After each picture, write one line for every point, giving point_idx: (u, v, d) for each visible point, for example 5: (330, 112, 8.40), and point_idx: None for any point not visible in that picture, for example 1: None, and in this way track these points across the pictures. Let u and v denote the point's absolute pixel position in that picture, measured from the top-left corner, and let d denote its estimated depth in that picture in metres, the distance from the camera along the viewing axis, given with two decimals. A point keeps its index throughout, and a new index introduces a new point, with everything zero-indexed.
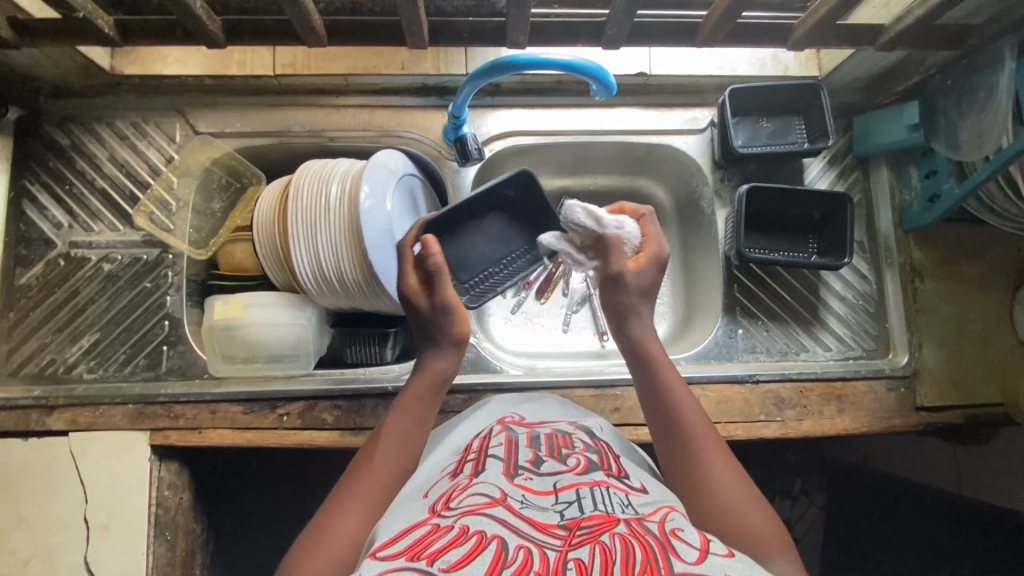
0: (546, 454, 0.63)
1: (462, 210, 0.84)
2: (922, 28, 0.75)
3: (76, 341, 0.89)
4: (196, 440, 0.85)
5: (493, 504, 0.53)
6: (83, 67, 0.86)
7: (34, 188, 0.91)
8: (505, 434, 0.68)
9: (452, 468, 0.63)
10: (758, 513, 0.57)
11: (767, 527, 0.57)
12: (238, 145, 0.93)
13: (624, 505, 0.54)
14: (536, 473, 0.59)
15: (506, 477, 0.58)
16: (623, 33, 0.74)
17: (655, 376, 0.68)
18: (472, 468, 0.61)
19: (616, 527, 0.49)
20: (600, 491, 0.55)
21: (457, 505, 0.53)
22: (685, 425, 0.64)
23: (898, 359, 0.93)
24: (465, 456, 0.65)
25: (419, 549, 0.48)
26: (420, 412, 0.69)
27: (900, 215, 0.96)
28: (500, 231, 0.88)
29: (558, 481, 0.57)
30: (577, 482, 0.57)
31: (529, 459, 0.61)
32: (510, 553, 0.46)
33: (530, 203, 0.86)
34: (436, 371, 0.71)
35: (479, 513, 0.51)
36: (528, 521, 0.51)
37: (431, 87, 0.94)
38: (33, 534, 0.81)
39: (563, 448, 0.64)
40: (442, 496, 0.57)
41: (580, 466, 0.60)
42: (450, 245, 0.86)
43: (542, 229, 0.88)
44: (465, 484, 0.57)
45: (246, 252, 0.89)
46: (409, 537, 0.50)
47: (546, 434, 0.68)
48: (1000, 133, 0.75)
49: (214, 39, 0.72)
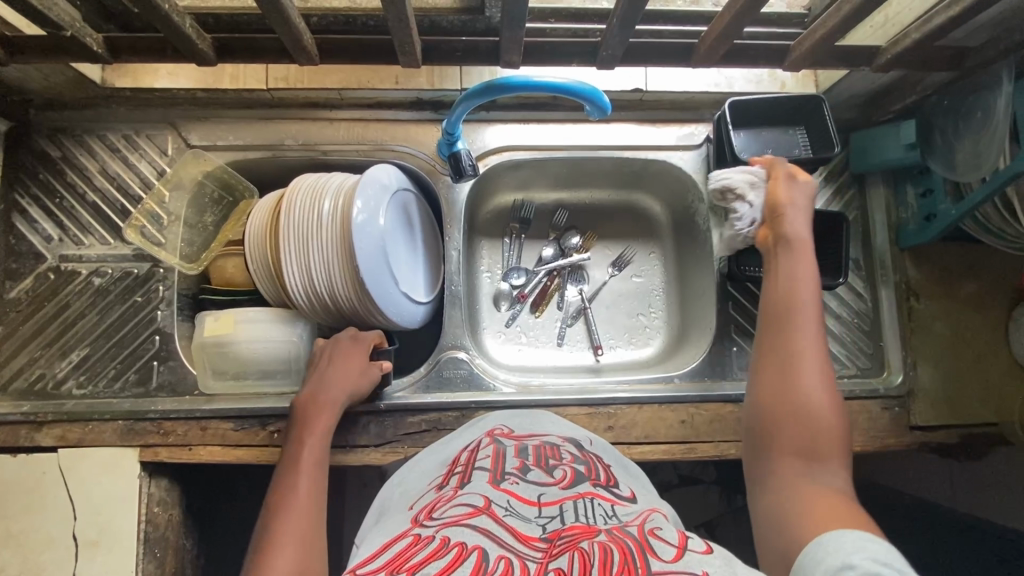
0: (533, 463, 0.62)
1: (769, 109, 0.91)
2: (919, 50, 0.74)
3: (65, 356, 0.88)
4: (186, 457, 0.84)
5: (477, 514, 0.52)
6: (73, 81, 0.85)
7: (25, 201, 0.90)
8: (493, 446, 0.67)
9: (439, 482, 0.63)
10: (828, 415, 0.62)
11: (831, 431, 0.61)
12: (231, 158, 0.92)
13: (608, 515, 0.53)
14: (523, 479, 0.59)
15: (491, 484, 0.57)
16: (618, 54, 0.74)
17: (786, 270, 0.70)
18: (458, 481, 0.60)
19: (596, 536, 0.49)
20: (584, 503, 0.55)
21: (439, 515, 0.53)
22: (796, 328, 0.66)
23: (892, 378, 0.93)
24: (452, 469, 0.65)
25: (400, 562, 0.47)
26: (319, 446, 0.76)
27: (896, 234, 0.95)
28: (776, 143, 0.93)
29: (543, 494, 0.56)
30: (562, 495, 0.56)
31: (516, 467, 0.61)
32: (491, 564, 0.46)
33: (814, 123, 0.91)
34: (327, 404, 0.79)
35: (461, 525, 0.51)
36: (511, 531, 0.50)
37: (425, 101, 0.93)
38: (21, 552, 0.80)
39: (550, 459, 0.64)
40: (427, 507, 0.57)
41: (566, 479, 0.59)
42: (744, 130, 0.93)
43: (819, 149, 0.90)
44: (450, 496, 0.57)
45: (237, 266, 0.88)
46: (390, 550, 0.50)
47: (533, 446, 0.67)
48: (997, 155, 0.74)
49: (204, 57, 0.72)
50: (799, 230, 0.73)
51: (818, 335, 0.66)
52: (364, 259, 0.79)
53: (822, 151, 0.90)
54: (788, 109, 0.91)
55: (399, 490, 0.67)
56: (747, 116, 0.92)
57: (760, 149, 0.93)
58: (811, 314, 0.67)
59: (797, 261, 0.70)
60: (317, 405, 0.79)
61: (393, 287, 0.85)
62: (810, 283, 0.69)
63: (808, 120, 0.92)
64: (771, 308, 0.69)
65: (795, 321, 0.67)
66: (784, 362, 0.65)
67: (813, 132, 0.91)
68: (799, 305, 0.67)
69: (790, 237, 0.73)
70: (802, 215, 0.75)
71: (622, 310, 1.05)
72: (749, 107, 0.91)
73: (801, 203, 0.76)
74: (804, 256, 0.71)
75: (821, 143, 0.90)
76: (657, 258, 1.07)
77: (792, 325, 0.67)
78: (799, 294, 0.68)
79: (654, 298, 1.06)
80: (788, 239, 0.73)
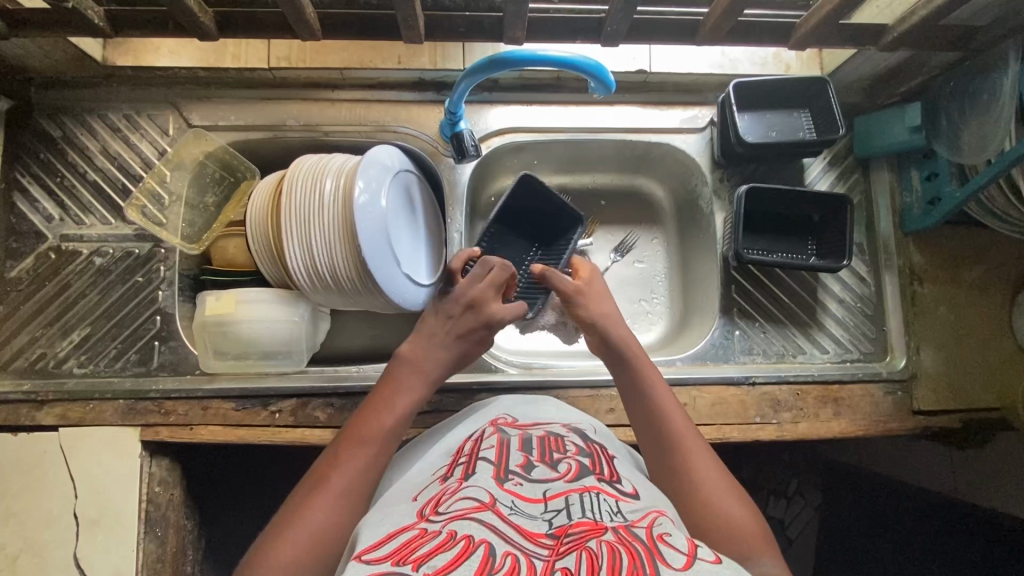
0: (537, 458, 0.62)
1: (774, 90, 0.90)
2: (928, 28, 0.74)
3: (66, 336, 0.88)
4: (187, 436, 0.84)
5: (483, 509, 0.52)
6: (74, 58, 0.84)
7: (26, 180, 0.90)
8: (496, 437, 0.67)
9: (442, 471, 0.63)
10: (739, 516, 0.58)
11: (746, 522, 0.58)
12: (232, 139, 0.92)
13: (613, 512, 0.53)
14: (526, 479, 0.58)
15: (496, 482, 0.57)
16: (623, 30, 0.73)
17: (635, 377, 0.72)
18: (462, 472, 0.60)
19: (604, 535, 0.49)
20: (590, 498, 0.55)
21: (445, 510, 0.53)
22: (668, 428, 0.66)
23: (896, 362, 0.92)
24: (456, 459, 0.64)
25: (406, 553, 0.47)
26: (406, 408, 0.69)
27: (900, 218, 0.95)
28: (781, 125, 0.92)
29: (548, 489, 0.56)
30: (567, 489, 0.56)
31: (520, 464, 0.60)
32: (497, 559, 0.46)
33: (819, 104, 0.91)
34: (419, 367, 0.72)
35: (468, 519, 0.51)
36: (517, 528, 0.50)
37: (428, 81, 0.93)
38: (22, 530, 0.80)
39: (555, 452, 0.63)
40: (431, 499, 0.56)
41: (570, 472, 0.59)
42: (747, 112, 0.92)
43: (824, 130, 0.90)
44: (454, 489, 0.57)
45: (239, 247, 0.87)
46: (396, 540, 0.49)
47: (538, 437, 0.67)
48: (1003, 135, 0.73)
49: (206, 30, 0.71)
50: (626, 338, 0.76)
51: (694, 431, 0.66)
52: (365, 237, 0.79)
53: (827, 135, 0.89)
54: (794, 92, 0.91)
55: (399, 479, 0.67)
56: (752, 99, 0.92)
57: (764, 131, 0.92)
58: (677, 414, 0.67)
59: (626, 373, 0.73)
60: (413, 367, 0.72)
61: (394, 268, 0.84)
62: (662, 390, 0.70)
63: (811, 101, 0.91)
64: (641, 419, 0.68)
65: (663, 428, 0.66)
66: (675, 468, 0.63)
67: (818, 113, 0.91)
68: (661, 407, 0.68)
69: (615, 346, 0.75)
70: (615, 327, 0.77)
71: (623, 295, 1.04)
72: (755, 88, 0.90)
73: (612, 314, 0.79)
74: (642, 362, 0.73)
75: (826, 125, 0.90)
76: (659, 243, 1.07)
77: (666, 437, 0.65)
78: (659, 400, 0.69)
79: (657, 283, 1.05)
80: (614, 350, 0.75)
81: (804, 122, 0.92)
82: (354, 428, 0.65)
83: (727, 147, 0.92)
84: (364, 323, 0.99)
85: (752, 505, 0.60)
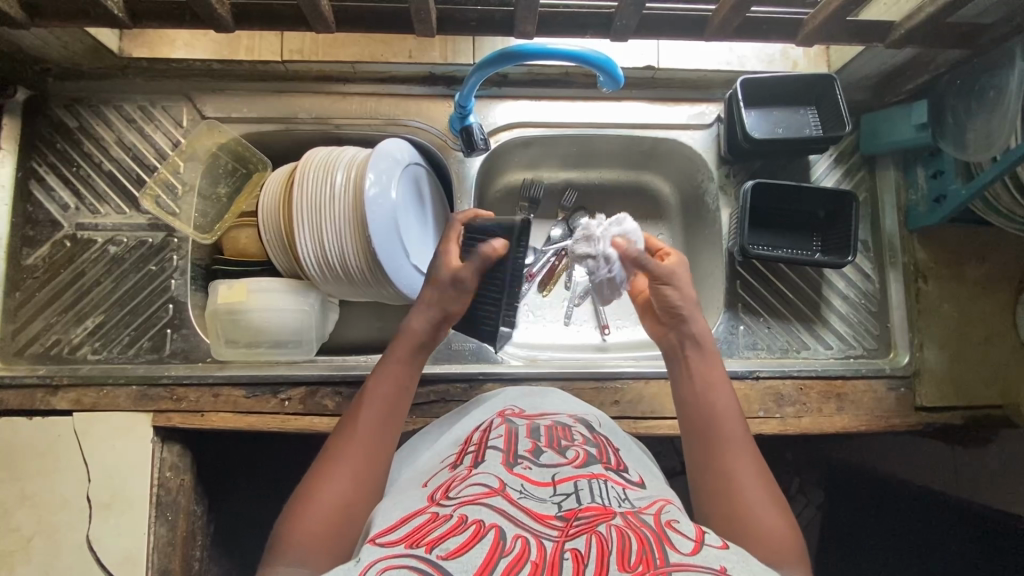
0: (546, 444, 0.63)
1: (783, 87, 0.91)
2: (934, 24, 0.74)
3: (81, 322, 0.89)
4: (198, 422, 0.85)
5: (492, 494, 0.53)
6: (92, 49, 0.86)
7: (42, 169, 0.91)
8: (505, 426, 0.67)
9: (452, 459, 0.64)
10: (773, 520, 0.57)
11: (781, 528, 0.57)
12: (245, 131, 0.93)
13: (622, 499, 0.54)
14: (535, 463, 0.59)
15: (505, 467, 0.58)
16: (632, 25, 0.75)
17: (689, 367, 0.70)
18: (472, 459, 0.61)
19: (614, 519, 0.50)
20: (598, 484, 0.56)
21: (455, 494, 0.54)
22: (716, 423, 0.65)
23: (899, 359, 0.93)
24: (466, 448, 0.65)
25: (418, 536, 0.48)
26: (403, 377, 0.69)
27: (906, 216, 0.95)
28: (788, 121, 0.93)
29: (557, 473, 0.57)
30: (576, 474, 0.57)
31: (528, 450, 0.61)
32: (508, 542, 0.47)
33: (826, 101, 0.91)
34: (412, 335, 0.71)
35: (478, 504, 0.51)
36: (527, 511, 0.51)
37: (438, 76, 0.95)
38: (36, 513, 0.81)
39: (562, 440, 0.64)
40: (441, 485, 0.57)
41: (578, 459, 0.60)
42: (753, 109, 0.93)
43: (830, 126, 0.91)
44: (464, 475, 0.58)
45: (250, 237, 0.89)
46: (408, 524, 0.50)
47: (545, 426, 0.68)
48: (1008, 135, 0.73)
49: (222, 22, 0.72)
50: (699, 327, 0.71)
51: (741, 431, 0.65)
52: (375, 229, 0.80)
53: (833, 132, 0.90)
54: (804, 88, 0.91)
55: (409, 467, 0.68)
56: (761, 95, 0.92)
57: (771, 128, 0.93)
58: (731, 413, 0.66)
59: (707, 368, 0.69)
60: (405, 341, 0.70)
61: (403, 259, 0.86)
62: (714, 374, 0.69)
63: (819, 97, 0.92)
64: (691, 409, 0.67)
65: (707, 422, 0.65)
66: (713, 464, 0.62)
67: (826, 110, 0.91)
68: (711, 403, 0.66)
69: (695, 334, 0.71)
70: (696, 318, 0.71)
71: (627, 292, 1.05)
72: (763, 83, 0.90)
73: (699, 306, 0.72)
74: (706, 353, 0.71)
75: (830, 122, 0.91)
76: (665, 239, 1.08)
77: (708, 426, 0.65)
78: (712, 394, 0.67)
79: None
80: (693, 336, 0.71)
81: (812, 118, 0.93)
82: (357, 413, 0.65)
83: (733, 144, 0.93)
84: (372, 315, 1.01)
85: (786, 508, 0.59)
